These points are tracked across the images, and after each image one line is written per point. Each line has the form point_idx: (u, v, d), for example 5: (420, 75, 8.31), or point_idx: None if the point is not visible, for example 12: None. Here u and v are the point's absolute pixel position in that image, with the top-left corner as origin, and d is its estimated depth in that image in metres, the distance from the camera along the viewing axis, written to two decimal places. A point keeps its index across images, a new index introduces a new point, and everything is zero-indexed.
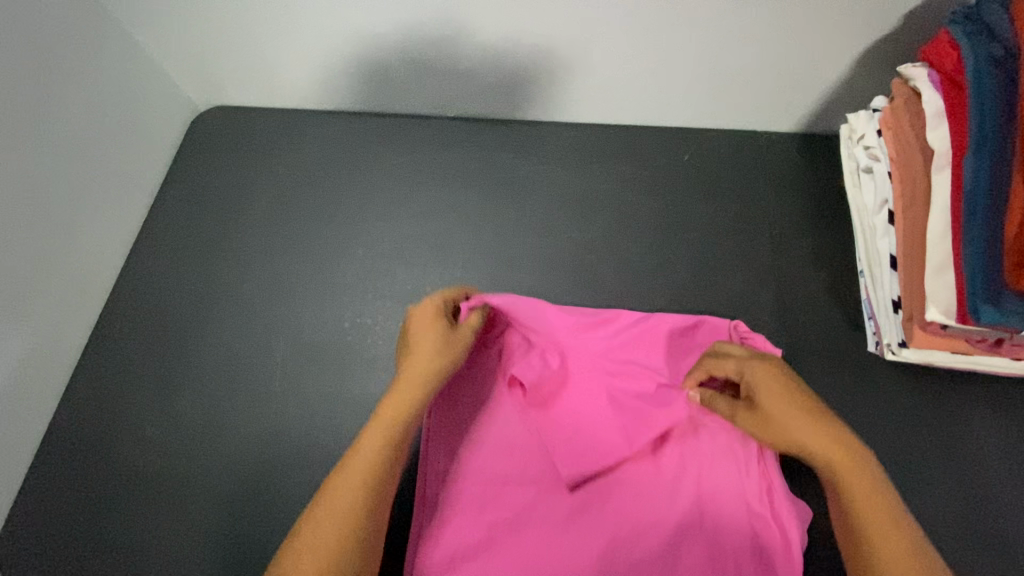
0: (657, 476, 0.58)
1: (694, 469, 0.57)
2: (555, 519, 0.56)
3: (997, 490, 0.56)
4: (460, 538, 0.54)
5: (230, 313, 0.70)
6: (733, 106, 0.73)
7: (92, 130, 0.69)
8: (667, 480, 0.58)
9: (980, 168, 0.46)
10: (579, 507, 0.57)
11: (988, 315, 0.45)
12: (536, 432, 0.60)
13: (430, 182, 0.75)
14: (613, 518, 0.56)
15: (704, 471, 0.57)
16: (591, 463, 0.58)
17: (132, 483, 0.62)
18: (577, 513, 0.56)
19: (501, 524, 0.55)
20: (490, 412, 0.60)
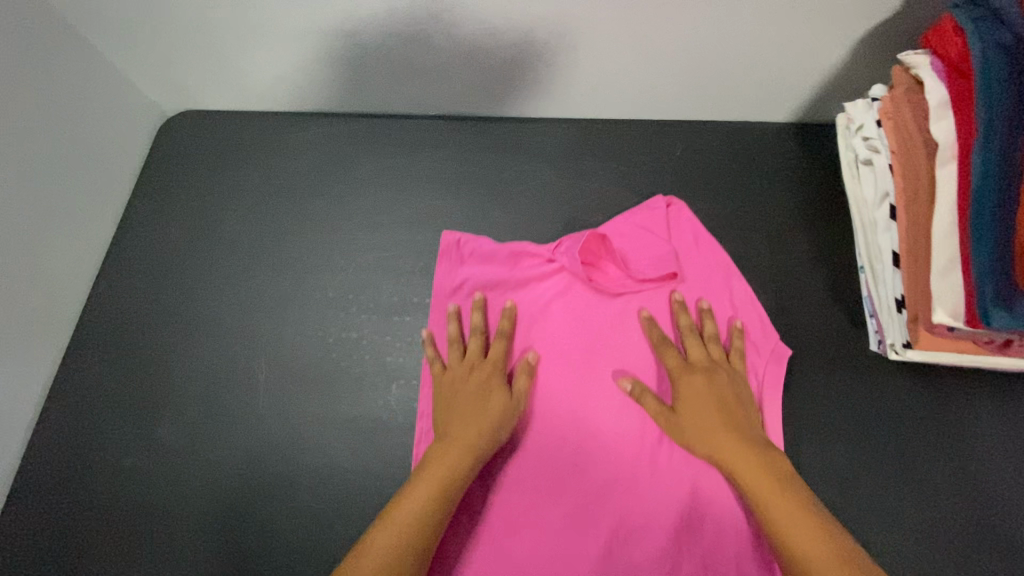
0: (657, 478, 0.58)
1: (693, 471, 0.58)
2: (554, 522, 0.57)
3: (1003, 490, 0.55)
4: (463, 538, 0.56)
5: (209, 330, 0.67)
6: (724, 97, 0.70)
7: (52, 145, 0.66)
8: (666, 482, 0.58)
9: (988, 165, 0.44)
10: (579, 510, 0.57)
11: (1000, 320, 0.43)
12: (537, 435, 0.60)
13: (412, 186, 0.72)
14: (612, 520, 0.57)
15: (702, 474, 0.57)
16: (590, 465, 0.59)
17: (114, 514, 0.60)
18: (576, 516, 0.57)
19: (501, 525, 0.57)
20: None
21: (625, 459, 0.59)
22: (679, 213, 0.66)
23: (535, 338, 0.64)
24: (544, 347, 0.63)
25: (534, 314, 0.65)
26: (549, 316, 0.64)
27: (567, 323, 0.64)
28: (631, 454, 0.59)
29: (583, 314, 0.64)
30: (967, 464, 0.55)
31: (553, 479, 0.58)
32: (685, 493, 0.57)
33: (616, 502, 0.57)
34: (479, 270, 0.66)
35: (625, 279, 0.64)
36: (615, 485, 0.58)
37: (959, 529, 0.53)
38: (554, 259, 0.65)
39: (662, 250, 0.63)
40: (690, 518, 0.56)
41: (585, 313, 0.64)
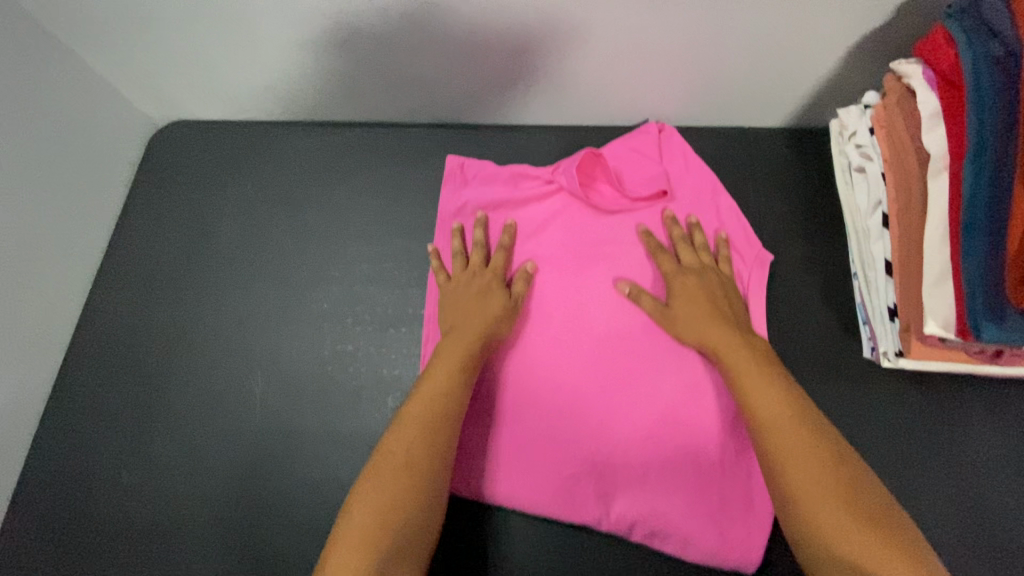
0: (644, 384, 0.60)
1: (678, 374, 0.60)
2: (545, 418, 0.60)
3: (997, 495, 0.55)
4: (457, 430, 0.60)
5: (205, 343, 0.67)
6: (717, 102, 0.70)
7: (41, 160, 0.65)
8: (653, 387, 0.59)
9: (979, 178, 0.44)
10: (568, 411, 0.60)
11: (990, 333, 0.43)
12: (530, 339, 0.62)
13: (406, 195, 0.72)
14: (599, 421, 0.59)
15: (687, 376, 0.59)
16: (581, 368, 0.61)
17: (113, 529, 0.60)
18: (566, 416, 0.59)
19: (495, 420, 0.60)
20: None
21: (622, 358, 0.61)
22: (670, 138, 0.69)
23: (533, 251, 0.66)
24: (544, 260, 0.66)
25: (532, 229, 0.67)
26: (547, 232, 0.67)
27: (565, 239, 0.66)
28: (627, 356, 0.61)
29: (581, 231, 0.66)
30: (961, 469, 0.56)
31: (554, 381, 0.61)
32: (679, 387, 0.59)
33: (613, 403, 0.59)
34: (481, 191, 0.69)
35: (620, 199, 0.67)
36: (604, 389, 0.60)
37: (953, 534, 0.54)
38: (553, 179, 0.68)
39: (654, 170, 0.67)
40: (686, 406, 0.58)
41: (582, 229, 0.67)
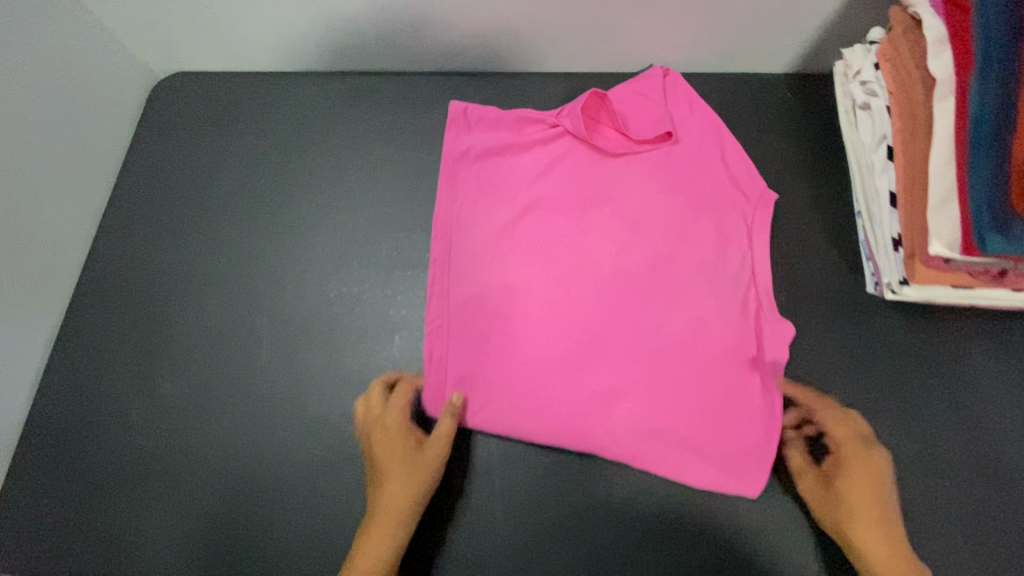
0: (653, 328, 0.59)
1: (688, 316, 0.59)
2: (552, 362, 0.59)
3: (995, 424, 0.56)
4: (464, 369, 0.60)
5: (209, 289, 0.67)
6: (721, 48, 0.70)
7: (46, 105, 0.65)
8: (662, 331, 0.59)
9: (986, 91, 0.44)
10: (577, 356, 0.59)
11: (996, 244, 0.43)
12: (537, 284, 0.61)
13: (410, 143, 0.72)
14: (608, 365, 0.58)
15: (697, 318, 0.59)
16: (589, 313, 0.60)
17: (122, 470, 0.60)
18: (574, 360, 0.59)
19: (501, 362, 0.59)
20: (495, 262, 0.63)
21: (624, 297, 0.60)
22: (674, 83, 0.68)
23: (538, 196, 0.65)
24: (547, 201, 0.65)
25: (537, 173, 0.66)
26: (551, 177, 0.66)
27: (569, 181, 0.65)
28: (631, 295, 0.60)
29: (585, 172, 0.65)
30: (960, 400, 0.57)
31: (557, 320, 0.60)
32: (684, 326, 0.58)
33: (623, 344, 0.59)
34: (484, 136, 0.68)
35: (625, 143, 0.66)
36: (613, 333, 0.59)
37: (951, 460, 0.55)
38: (558, 122, 0.66)
39: (659, 113, 0.65)
40: (689, 344, 0.58)
41: (585, 171, 0.66)
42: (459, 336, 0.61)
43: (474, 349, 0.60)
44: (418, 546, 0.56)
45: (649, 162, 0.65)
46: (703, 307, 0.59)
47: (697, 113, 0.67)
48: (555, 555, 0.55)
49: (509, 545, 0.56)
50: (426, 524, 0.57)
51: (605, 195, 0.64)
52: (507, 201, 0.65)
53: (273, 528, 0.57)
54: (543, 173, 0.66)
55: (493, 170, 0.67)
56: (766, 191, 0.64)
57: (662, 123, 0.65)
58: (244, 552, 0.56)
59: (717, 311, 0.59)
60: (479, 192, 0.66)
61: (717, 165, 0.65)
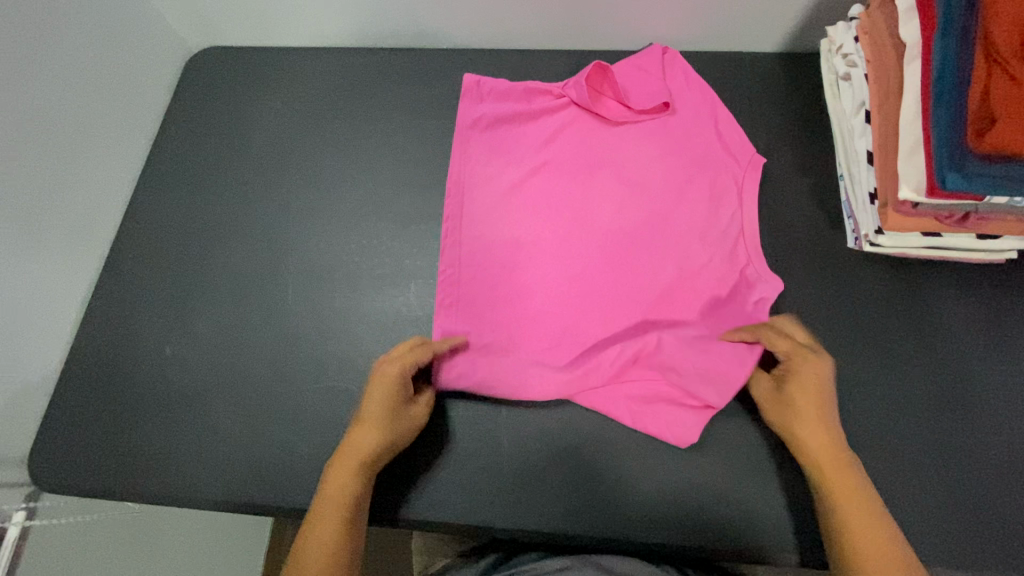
0: (648, 281, 0.64)
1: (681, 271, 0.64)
2: (556, 309, 0.64)
3: (969, 364, 0.60)
4: (473, 318, 0.65)
5: (239, 238, 0.72)
6: (715, 27, 0.75)
7: (93, 66, 0.71)
8: (658, 283, 0.64)
9: (947, 47, 0.49)
10: (580, 303, 0.64)
11: (954, 181, 0.48)
12: (543, 239, 0.67)
13: (426, 110, 0.77)
14: (607, 312, 0.64)
15: (690, 271, 0.64)
16: (590, 267, 0.65)
17: (155, 399, 0.65)
18: (575, 308, 0.64)
19: (507, 310, 0.65)
20: (502, 219, 0.68)
21: (621, 251, 0.66)
22: (672, 59, 0.72)
23: (545, 161, 0.70)
24: (552, 165, 0.70)
25: (544, 140, 0.71)
26: (557, 143, 0.71)
27: (573, 147, 0.71)
28: (629, 250, 0.66)
29: (588, 139, 0.71)
30: (936, 342, 0.61)
31: (560, 269, 0.66)
32: (677, 276, 0.64)
33: (621, 295, 0.64)
34: (495, 105, 0.73)
35: (625, 113, 0.71)
36: (612, 284, 0.65)
37: (928, 396, 0.59)
38: (564, 93, 0.72)
39: (657, 86, 0.70)
40: (681, 292, 0.63)
41: (589, 138, 0.71)
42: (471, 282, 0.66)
43: (484, 301, 0.65)
44: (429, 466, 0.60)
45: (648, 130, 0.70)
46: (694, 262, 0.64)
47: (692, 86, 0.71)
48: (557, 475, 0.59)
49: (514, 464, 0.60)
50: (437, 444, 0.61)
51: (608, 161, 0.69)
52: (517, 164, 0.71)
53: (294, 452, 0.61)
54: (549, 140, 0.71)
55: (503, 137, 0.72)
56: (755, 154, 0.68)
57: (661, 95, 0.70)
58: (267, 473, 0.61)
59: (708, 263, 0.64)
60: (491, 155, 0.71)
61: (709, 131, 0.69)
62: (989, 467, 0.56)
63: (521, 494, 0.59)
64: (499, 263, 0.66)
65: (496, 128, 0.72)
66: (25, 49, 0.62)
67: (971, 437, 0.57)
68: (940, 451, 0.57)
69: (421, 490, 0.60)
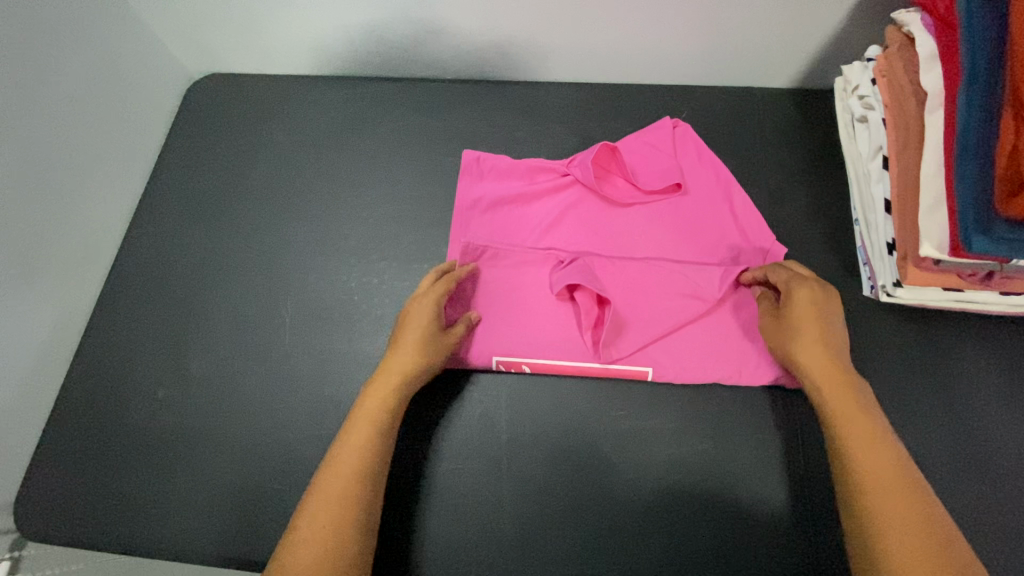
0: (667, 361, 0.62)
1: (699, 352, 0.62)
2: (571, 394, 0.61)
3: (989, 421, 0.58)
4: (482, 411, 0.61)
5: (237, 275, 0.71)
6: (727, 62, 0.74)
7: (89, 98, 0.69)
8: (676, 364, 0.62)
9: (972, 100, 0.47)
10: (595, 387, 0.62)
11: (979, 245, 0.46)
12: (555, 324, 0.64)
13: (430, 143, 0.76)
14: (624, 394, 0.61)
15: (707, 353, 0.62)
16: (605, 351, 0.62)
17: (146, 444, 0.63)
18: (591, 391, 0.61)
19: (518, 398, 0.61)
20: (508, 304, 0.65)
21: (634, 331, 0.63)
22: (684, 133, 0.71)
23: (551, 245, 0.69)
24: (559, 247, 0.68)
25: (550, 222, 0.70)
26: (563, 224, 0.70)
27: (579, 228, 0.69)
28: (643, 330, 0.63)
29: (596, 220, 0.69)
30: (955, 399, 0.59)
31: (571, 352, 0.63)
32: (691, 360, 0.62)
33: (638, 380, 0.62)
34: (495, 184, 0.71)
35: (634, 192, 0.69)
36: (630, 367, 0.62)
37: (947, 455, 0.57)
38: (568, 171, 0.70)
39: (668, 163, 0.69)
40: (697, 373, 0.61)
41: (595, 219, 0.69)
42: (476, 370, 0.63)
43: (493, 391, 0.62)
44: (422, 524, 0.58)
45: (657, 210, 0.69)
46: (710, 351, 0.62)
47: (702, 162, 0.70)
48: (555, 535, 0.57)
49: (510, 524, 0.58)
50: (428, 502, 0.59)
51: (617, 240, 0.68)
52: (522, 245, 0.69)
53: (287, 505, 0.59)
54: (555, 221, 0.70)
55: (505, 219, 0.70)
56: (774, 244, 0.65)
57: (671, 174, 0.69)
58: (258, 526, 0.59)
59: (725, 350, 0.62)
60: (492, 238, 0.69)
61: (722, 213, 0.68)
62: (1013, 535, 0.53)
63: (518, 554, 0.57)
64: (506, 347, 0.63)
65: (495, 207, 0.70)
66: (19, 83, 0.61)
67: (992, 502, 0.55)
68: (960, 515, 0.54)
69: (413, 549, 0.57)
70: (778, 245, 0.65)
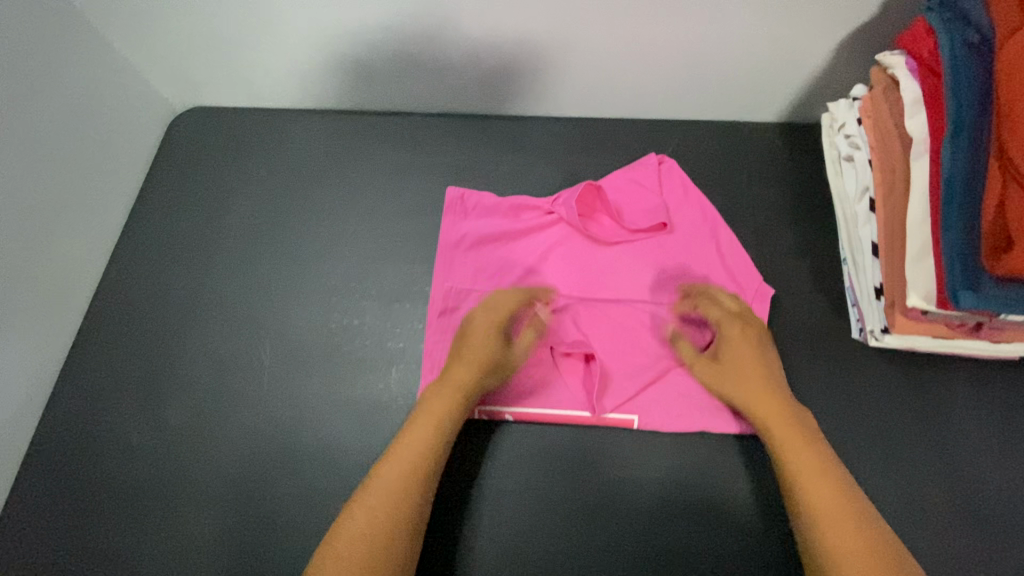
0: (658, 405, 0.61)
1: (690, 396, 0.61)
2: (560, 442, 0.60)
3: (983, 468, 0.56)
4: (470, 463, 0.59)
5: (217, 316, 0.70)
6: (713, 97, 0.73)
7: (68, 135, 0.69)
8: (668, 408, 0.61)
9: (957, 152, 0.46)
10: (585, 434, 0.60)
11: (968, 300, 0.45)
12: (544, 367, 0.63)
13: (414, 179, 0.75)
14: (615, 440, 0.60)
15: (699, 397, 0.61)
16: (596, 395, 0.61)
17: (121, 494, 0.62)
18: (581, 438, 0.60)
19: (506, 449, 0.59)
20: None
21: (622, 375, 0.62)
22: (669, 170, 0.71)
23: (537, 285, 0.67)
24: (546, 287, 0.67)
25: (535, 261, 0.69)
26: (549, 262, 0.69)
27: (565, 267, 0.68)
28: (631, 374, 0.62)
29: (582, 258, 0.68)
30: (950, 445, 0.57)
31: (559, 396, 0.61)
32: (680, 404, 0.61)
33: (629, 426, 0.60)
34: (479, 223, 0.70)
35: (619, 230, 0.69)
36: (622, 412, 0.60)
37: (943, 505, 0.55)
38: (553, 210, 0.69)
39: (653, 202, 0.69)
40: (686, 418, 0.60)
41: (581, 258, 0.68)
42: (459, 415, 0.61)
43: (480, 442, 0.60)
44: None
45: (643, 249, 0.68)
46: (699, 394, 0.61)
47: (688, 200, 0.69)
48: None
49: None
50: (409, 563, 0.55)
51: (604, 279, 0.67)
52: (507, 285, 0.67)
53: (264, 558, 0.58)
54: (541, 259, 0.69)
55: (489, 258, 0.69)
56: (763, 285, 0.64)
57: (656, 214, 0.68)
58: None
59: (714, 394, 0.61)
60: (476, 279, 0.68)
61: (709, 252, 0.67)
62: None
63: None
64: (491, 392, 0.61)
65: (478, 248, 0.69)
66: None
67: (991, 553, 0.53)
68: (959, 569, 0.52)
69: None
70: (767, 286, 0.64)
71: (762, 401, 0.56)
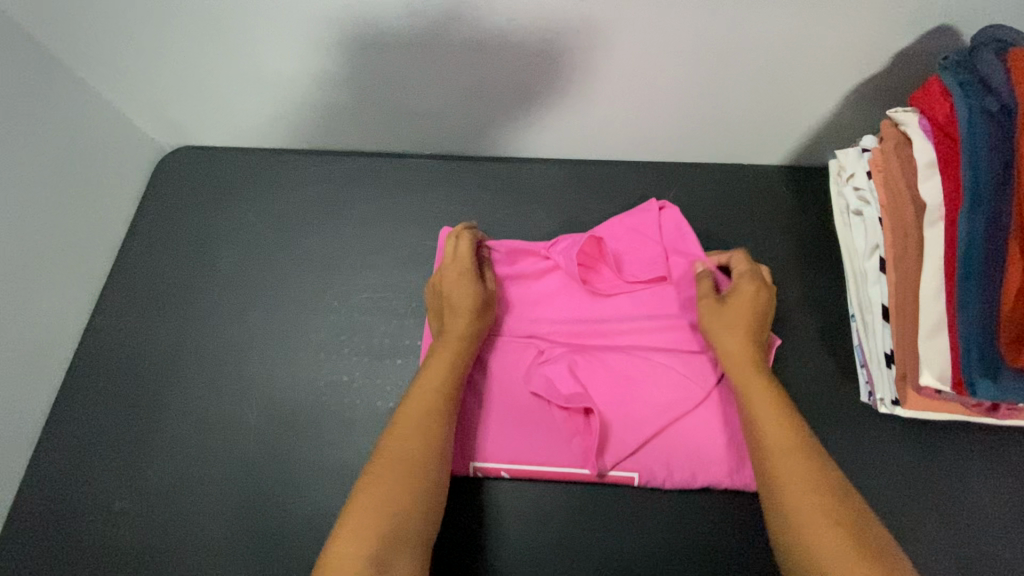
0: (659, 463, 0.58)
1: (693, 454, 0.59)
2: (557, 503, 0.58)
3: (1000, 545, 0.53)
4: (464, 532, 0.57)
5: (203, 370, 0.68)
6: (716, 140, 0.71)
7: (49, 184, 0.67)
8: (669, 467, 0.58)
9: (974, 231, 0.44)
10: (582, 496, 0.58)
11: (985, 389, 0.43)
12: (541, 422, 0.60)
13: (406, 225, 0.73)
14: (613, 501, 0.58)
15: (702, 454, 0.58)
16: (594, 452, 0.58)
17: (101, 562, 0.60)
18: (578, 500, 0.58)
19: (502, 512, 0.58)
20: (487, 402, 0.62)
21: (621, 428, 0.60)
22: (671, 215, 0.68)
23: (533, 333, 0.65)
24: (542, 335, 0.65)
25: (532, 309, 0.66)
26: (546, 309, 0.66)
27: (563, 315, 0.66)
28: (633, 428, 0.59)
29: (580, 305, 0.66)
30: (964, 521, 0.54)
31: (556, 453, 0.59)
32: (681, 462, 0.58)
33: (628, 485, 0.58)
34: None
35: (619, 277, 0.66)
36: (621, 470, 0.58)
37: None
38: (551, 255, 0.67)
39: (653, 251, 0.66)
40: (688, 477, 0.58)
41: (579, 305, 0.66)
42: (454, 478, 0.59)
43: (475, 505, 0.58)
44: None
45: (643, 297, 0.66)
46: (703, 451, 0.59)
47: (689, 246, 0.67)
48: None
49: None
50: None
51: (603, 326, 0.65)
52: (502, 334, 0.65)
53: None
54: (537, 307, 0.66)
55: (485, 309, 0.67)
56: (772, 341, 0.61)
57: (656, 262, 0.66)
58: None
59: (718, 451, 0.58)
60: None
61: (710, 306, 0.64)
62: None
63: None
64: (487, 450, 0.59)
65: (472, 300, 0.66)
66: None
67: None
68: None
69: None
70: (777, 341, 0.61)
71: (756, 395, 0.53)
